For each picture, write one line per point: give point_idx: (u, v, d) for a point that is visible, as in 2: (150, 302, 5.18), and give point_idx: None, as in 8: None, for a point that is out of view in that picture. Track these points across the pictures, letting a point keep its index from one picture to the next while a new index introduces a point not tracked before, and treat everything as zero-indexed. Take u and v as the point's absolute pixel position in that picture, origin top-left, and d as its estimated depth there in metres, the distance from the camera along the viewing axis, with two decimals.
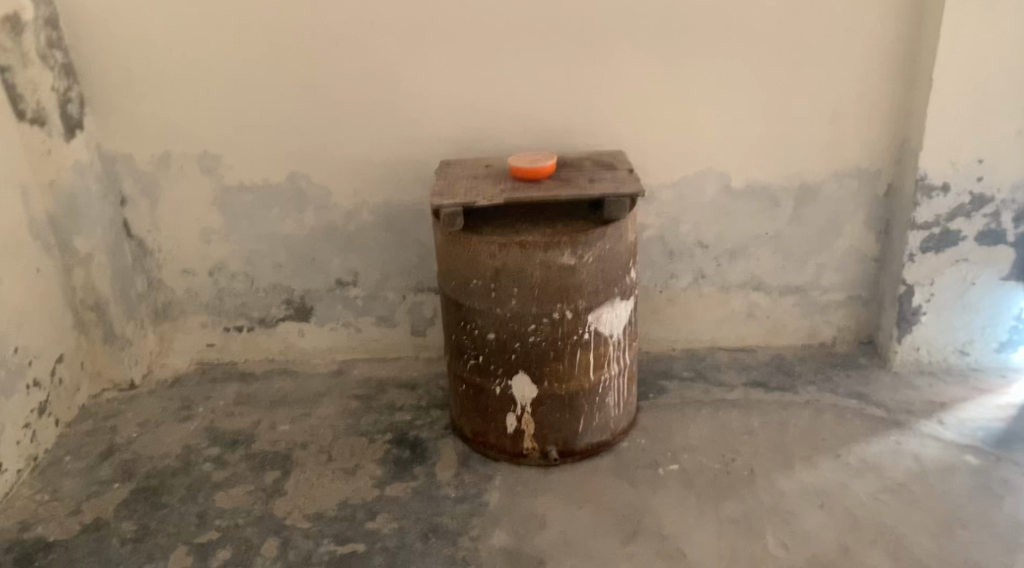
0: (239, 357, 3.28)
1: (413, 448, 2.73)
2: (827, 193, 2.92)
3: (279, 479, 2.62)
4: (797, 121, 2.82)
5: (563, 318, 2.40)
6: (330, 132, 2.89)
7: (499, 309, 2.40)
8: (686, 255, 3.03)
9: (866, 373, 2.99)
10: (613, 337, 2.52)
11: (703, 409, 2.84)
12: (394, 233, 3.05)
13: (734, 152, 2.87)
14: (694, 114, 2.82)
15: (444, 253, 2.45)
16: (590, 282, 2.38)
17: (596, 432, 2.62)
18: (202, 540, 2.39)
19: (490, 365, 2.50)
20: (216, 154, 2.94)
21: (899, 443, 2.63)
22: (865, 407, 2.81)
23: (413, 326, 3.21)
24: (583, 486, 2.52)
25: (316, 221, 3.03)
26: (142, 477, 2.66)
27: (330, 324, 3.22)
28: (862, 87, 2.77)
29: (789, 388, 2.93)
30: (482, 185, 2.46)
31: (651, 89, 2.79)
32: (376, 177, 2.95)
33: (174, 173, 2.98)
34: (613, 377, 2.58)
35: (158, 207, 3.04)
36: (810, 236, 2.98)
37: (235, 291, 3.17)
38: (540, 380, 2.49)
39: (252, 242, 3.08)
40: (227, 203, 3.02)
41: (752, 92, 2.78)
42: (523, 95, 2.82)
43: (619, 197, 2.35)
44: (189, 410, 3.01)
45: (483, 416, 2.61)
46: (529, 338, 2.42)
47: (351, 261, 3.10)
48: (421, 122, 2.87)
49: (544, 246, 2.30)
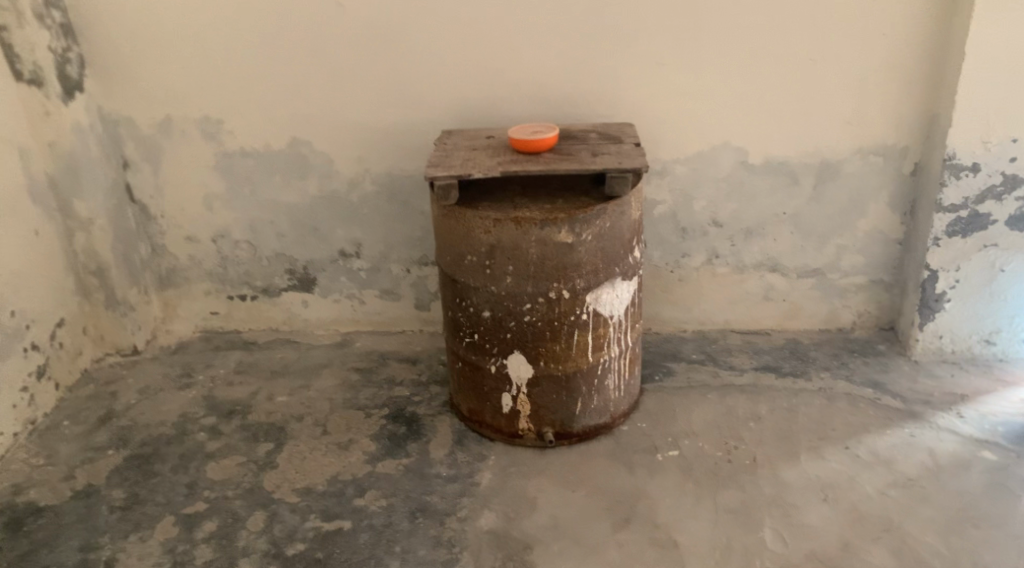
0: (244, 326, 3.26)
1: (409, 424, 2.68)
2: (850, 171, 2.77)
3: (271, 452, 2.59)
4: (819, 94, 2.66)
5: (560, 298, 2.31)
6: (331, 99, 2.82)
7: (494, 286, 2.32)
8: (699, 233, 2.91)
9: (885, 361, 2.85)
10: (614, 318, 2.43)
11: (710, 393, 2.74)
12: (398, 203, 2.97)
13: (751, 126, 2.73)
14: (710, 87, 2.68)
15: (440, 226, 2.37)
16: (589, 262, 2.29)
17: (595, 414, 2.53)
18: (189, 511, 2.37)
19: (486, 343, 2.43)
20: (219, 120, 2.89)
21: (913, 436, 2.50)
22: (880, 396, 2.68)
23: (417, 299, 3.15)
24: (579, 468, 2.44)
25: (318, 190, 2.97)
26: (137, 445, 2.65)
27: (334, 295, 3.17)
28: (892, 60, 2.60)
29: (802, 374, 2.81)
30: (480, 156, 2.36)
31: (665, 58, 2.65)
32: (378, 146, 2.87)
33: (176, 138, 2.93)
34: (613, 359, 2.49)
35: (161, 172, 3.00)
36: (830, 215, 2.84)
37: (238, 260, 3.13)
38: (536, 360, 2.41)
39: (255, 210, 3.03)
40: (230, 169, 2.97)
41: (772, 65, 2.63)
42: (529, 63, 2.71)
43: (621, 172, 2.24)
44: (189, 377, 3.00)
45: (478, 395, 2.54)
46: (525, 317, 2.34)
47: (354, 231, 3.03)
48: (426, 89, 2.77)
49: (541, 223, 2.21)
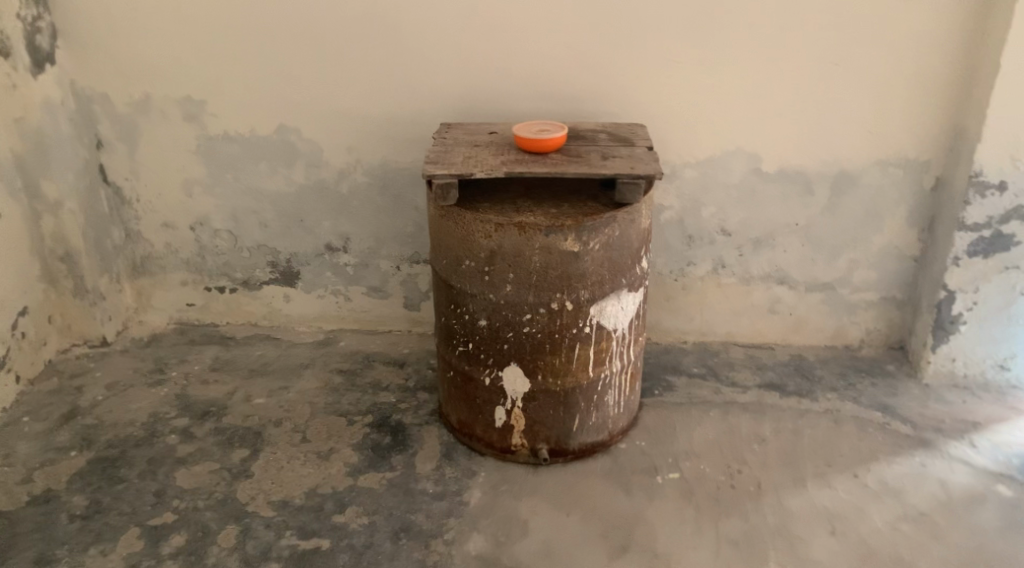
0: (221, 319, 3.08)
1: (394, 434, 2.52)
2: (868, 183, 2.63)
3: (247, 459, 2.43)
4: (841, 100, 2.52)
5: (562, 309, 2.17)
6: (322, 83, 2.64)
7: (493, 294, 2.17)
8: (705, 242, 2.77)
9: (894, 383, 2.73)
10: (617, 331, 2.28)
11: (712, 410, 2.61)
12: (389, 197, 2.80)
13: (766, 131, 2.58)
14: (727, 88, 2.53)
15: (436, 228, 2.21)
16: (595, 272, 2.14)
17: (592, 431, 2.39)
18: (155, 523, 2.21)
19: (481, 353, 2.28)
20: (201, 100, 2.70)
21: (925, 465, 2.38)
22: (889, 421, 2.56)
23: (406, 298, 2.99)
24: (574, 489, 2.30)
25: (305, 179, 2.80)
26: (102, 446, 2.48)
27: (318, 291, 3.00)
28: (920, 68, 2.46)
29: (808, 394, 2.68)
30: (482, 153, 2.20)
31: (681, 56, 2.50)
32: (371, 135, 2.70)
33: (155, 117, 2.75)
34: (614, 374, 2.35)
35: (137, 153, 2.82)
36: (844, 228, 2.71)
37: (217, 250, 2.96)
38: (533, 373, 2.26)
39: (237, 197, 2.85)
40: (211, 153, 2.79)
41: (793, 67, 2.49)
42: (535, 54, 2.54)
43: (634, 178, 2.09)
44: (161, 373, 2.83)
45: (470, 406, 2.40)
46: (524, 328, 2.20)
47: (342, 225, 2.86)
48: (423, 78, 2.60)
49: (546, 229, 2.06)
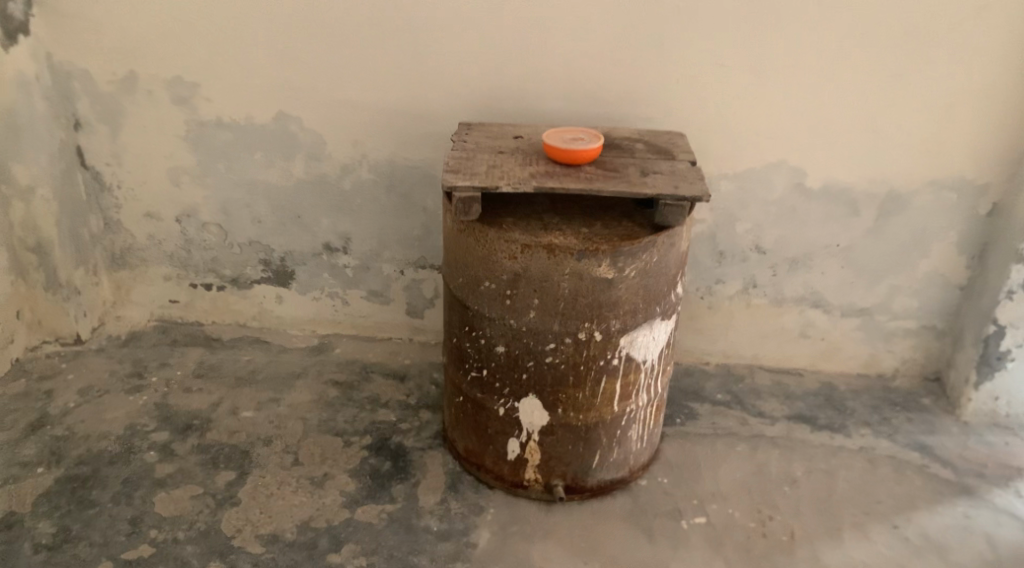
0: (206, 318, 2.85)
1: (394, 459, 2.31)
2: (918, 205, 2.43)
3: (233, 484, 2.22)
4: (897, 115, 2.31)
5: (590, 340, 1.96)
6: (329, 68, 2.39)
7: (514, 320, 1.96)
8: (737, 260, 2.56)
9: (930, 419, 2.55)
10: (647, 363, 2.08)
11: (738, 445, 2.42)
12: (397, 196, 2.57)
13: (814, 146, 2.36)
14: (774, 96, 2.30)
15: (454, 244, 2.00)
16: (628, 300, 1.93)
17: (612, 468, 2.19)
18: (130, 557, 2.00)
19: (496, 382, 2.07)
20: (192, 82, 2.45)
21: (969, 517, 2.21)
22: (928, 464, 2.38)
23: (409, 305, 2.77)
24: (591, 533, 2.10)
25: (305, 173, 2.56)
26: (72, 463, 2.25)
27: (313, 292, 2.77)
28: (987, 84, 2.25)
29: (840, 429, 2.50)
30: (507, 163, 1.99)
31: (727, 59, 2.27)
32: (380, 129, 2.47)
33: (140, 99, 2.49)
34: (640, 408, 2.15)
35: (120, 137, 2.56)
36: (887, 253, 2.51)
37: (205, 244, 2.72)
38: (553, 407, 2.05)
39: (228, 189, 2.61)
40: (202, 140, 2.54)
41: (849, 78, 2.27)
42: (566, 50, 2.31)
43: (678, 200, 1.86)
44: (140, 378, 2.60)
45: (480, 436, 2.19)
46: (546, 358, 1.99)
47: (343, 224, 2.64)
48: (441, 69, 2.36)
49: (578, 253, 1.85)
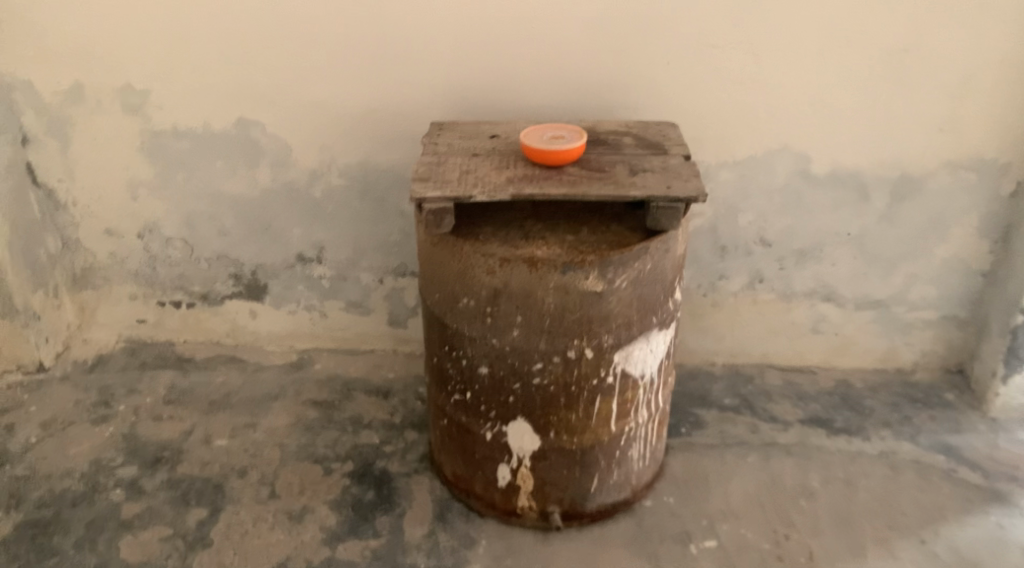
0: (178, 337, 2.68)
1: (378, 488, 2.15)
2: (936, 188, 2.23)
3: (204, 522, 2.06)
4: (909, 92, 2.11)
5: (580, 358, 1.78)
6: (291, 69, 2.20)
7: (496, 340, 1.78)
8: (740, 253, 2.37)
9: (955, 416, 2.37)
10: (645, 378, 1.90)
11: (749, 454, 2.24)
12: (372, 201, 2.39)
13: (819, 129, 2.17)
14: (774, 77, 2.11)
15: (429, 258, 1.82)
16: (621, 313, 1.75)
17: (613, 490, 2.02)
18: None
19: (481, 405, 1.90)
20: (143, 89, 2.26)
21: (1003, 527, 2.03)
22: (956, 467, 2.20)
23: (392, 315, 2.59)
24: (592, 563, 1.94)
25: (272, 181, 2.37)
26: (33, 506, 2.09)
27: (289, 305, 2.60)
28: (1009, 53, 2.05)
29: (859, 433, 2.32)
30: (482, 167, 1.80)
31: (721, 39, 2.07)
32: (348, 131, 2.28)
33: (89, 109, 2.30)
34: (640, 425, 1.97)
35: (71, 151, 2.38)
36: (903, 240, 2.31)
37: (171, 260, 2.54)
38: (545, 430, 1.88)
39: (190, 201, 2.43)
40: (159, 150, 2.35)
41: (855, 54, 2.07)
42: (545, 37, 2.11)
43: (671, 202, 1.68)
44: (107, 407, 2.43)
45: (468, 462, 2.02)
46: (533, 380, 1.81)
47: (315, 232, 2.45)
48: (411, 64, 2.17)
49: (562, 266, 1.67)
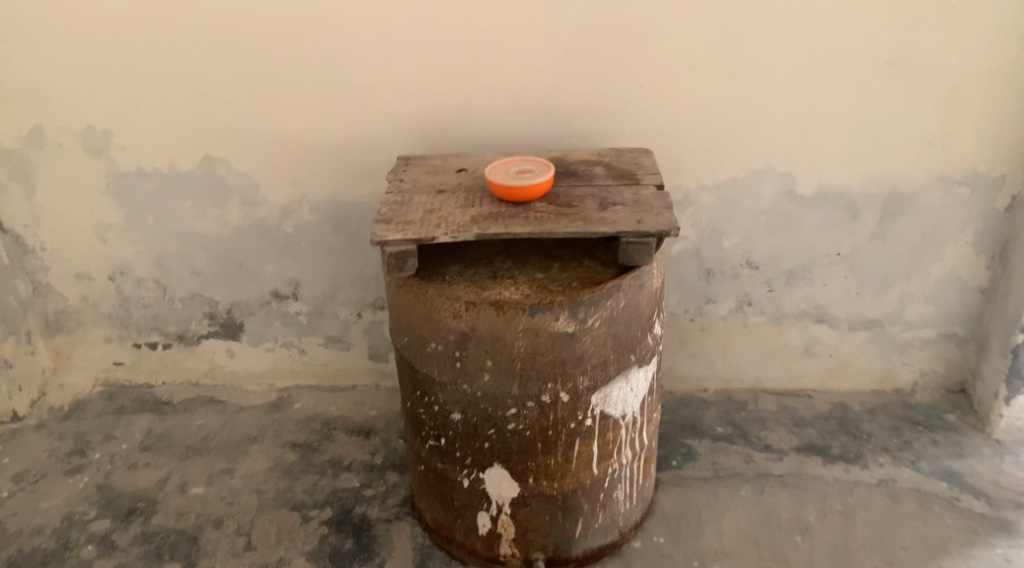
0: (155, 379, 2.62)
1: (358, 535, 2.07)
2: (928, 204, 2.15)
3: None
4: (895, 106, 2.03)
5: (555, 402, 1.70)
6: (254, 105, 2.14)
7: (467, 386, 1.70)
8: (728, 277, 2.29)
9: (958, 439, 2.27)
10: (626, 418, 1.82)
11: (743, 487, 2.16)
12: (345, 235, 2.32)
13: (802, 148, 2.08)
14: (753, 97, 2.03)
15: (395, 302, 1.74)
16: (596, 354, 1.67)
17: (599, 533, 1.94)
18: None
19: (456, 452, 1.82)
20: (105, 131, 2.20)
21: (1009, 560, 1.94)
22: (959, 495, 2.11)
23: (372, 349, 2.52)
24: None
25: (242, 219, 2.31)
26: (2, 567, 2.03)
27: (267, 343, 2.53)
28: (995, 63, 1.96)
29: (857, 460, 2.22)
30: (447, 205, 1.72)
31: (695, 59, 1.99)
32: (317, 166, 2.21)
33: (51, 152, 2.24)
34: (624, 465, 1.89)
35: (36, 195, 2.32)
36: (896, 258, 2.23)
37: (144, 301, 2.48)
38: (523, 476, 1.80)
39: (160, 241, 2.37)
40: (125, 191, 2.29)
41: (836, 69, 1.99)
42: (514, 64, 2.04)
43: (642, 238, 1.59)
44: (82, 456, 2.37)
45: (447, 508, 1.94)
46: (508, 425, 1.73)
47: (289, 268, 2.39)
48: (376, 96, 2.10)
49: (530, 308, 1.59)
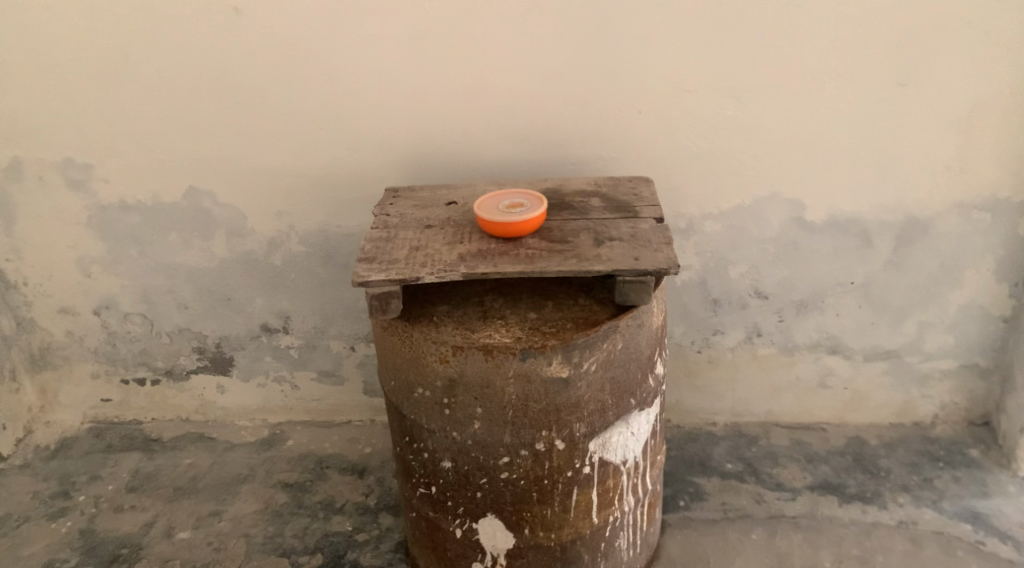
0: (144, 415, 2.54)
1: None
2: (945, 230, 2.03)
3: None
4: (908, 129, 1.92)
5: (551, 450, 1.60)
6: (237, 135, 2.06)
7: (458, 434, 1.60)
8: (735, 306, 2.18)
9: (982, 476, 2.15)
10: (627, 464, 1.71)
11: (753, 530, 2.04)
12: (336, 267, 2.23)
13: (810, 173, 1.98)
14: (757, 120, 1.93)
15: (382, 344, 1.65)
16: (593, 399, 1.57)
17: None
18: None
19: (448, 501, 1.72)
20: (85, 163, 2.13)
21: None
22: (984, 538, 1.99)
23: (366, 383, 2.43)
24: None
25: (228, 251, 2.23)
26: None
27: (257, 378, 2.45)
28: (1013, 83, 1.85)
29: (874, 500, 2.10)
30: (434, 241, 1.63)
31: (695, 82, 1.90)
32: (304, 196, 2.13)
33: (31, 185, 2.17)
34: (626, 513, 1.78)
35: (16, 229, 2.25)
36: (913, 287, 2.12)
37: (130, 336, 2.40)
38: (518, 527, 1.70)
39: (146, 275, 2.29)
40: (108, 225, 2.22)
41: (844, 91, 1.88)
42: (506, 90, 1.95)
43: (638, 276, 1.50)
44: (66, 498, 2.28)
45: (440, 559, 1.84)
46: (501, 474, 1.63)
47: (279, 301, 2.30)
48: (363, 124, 2.02)
49: (521, 353, 1.49)
